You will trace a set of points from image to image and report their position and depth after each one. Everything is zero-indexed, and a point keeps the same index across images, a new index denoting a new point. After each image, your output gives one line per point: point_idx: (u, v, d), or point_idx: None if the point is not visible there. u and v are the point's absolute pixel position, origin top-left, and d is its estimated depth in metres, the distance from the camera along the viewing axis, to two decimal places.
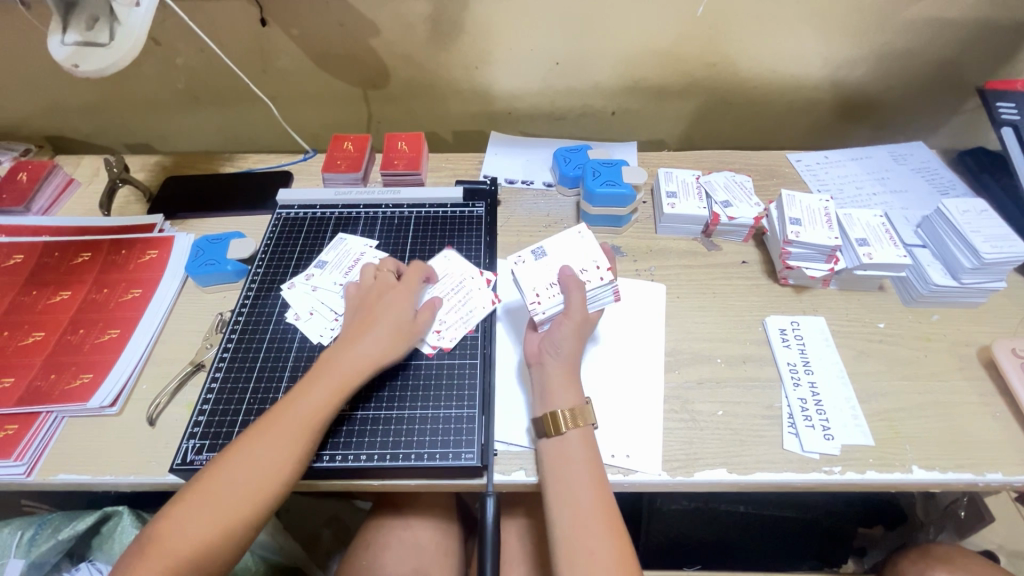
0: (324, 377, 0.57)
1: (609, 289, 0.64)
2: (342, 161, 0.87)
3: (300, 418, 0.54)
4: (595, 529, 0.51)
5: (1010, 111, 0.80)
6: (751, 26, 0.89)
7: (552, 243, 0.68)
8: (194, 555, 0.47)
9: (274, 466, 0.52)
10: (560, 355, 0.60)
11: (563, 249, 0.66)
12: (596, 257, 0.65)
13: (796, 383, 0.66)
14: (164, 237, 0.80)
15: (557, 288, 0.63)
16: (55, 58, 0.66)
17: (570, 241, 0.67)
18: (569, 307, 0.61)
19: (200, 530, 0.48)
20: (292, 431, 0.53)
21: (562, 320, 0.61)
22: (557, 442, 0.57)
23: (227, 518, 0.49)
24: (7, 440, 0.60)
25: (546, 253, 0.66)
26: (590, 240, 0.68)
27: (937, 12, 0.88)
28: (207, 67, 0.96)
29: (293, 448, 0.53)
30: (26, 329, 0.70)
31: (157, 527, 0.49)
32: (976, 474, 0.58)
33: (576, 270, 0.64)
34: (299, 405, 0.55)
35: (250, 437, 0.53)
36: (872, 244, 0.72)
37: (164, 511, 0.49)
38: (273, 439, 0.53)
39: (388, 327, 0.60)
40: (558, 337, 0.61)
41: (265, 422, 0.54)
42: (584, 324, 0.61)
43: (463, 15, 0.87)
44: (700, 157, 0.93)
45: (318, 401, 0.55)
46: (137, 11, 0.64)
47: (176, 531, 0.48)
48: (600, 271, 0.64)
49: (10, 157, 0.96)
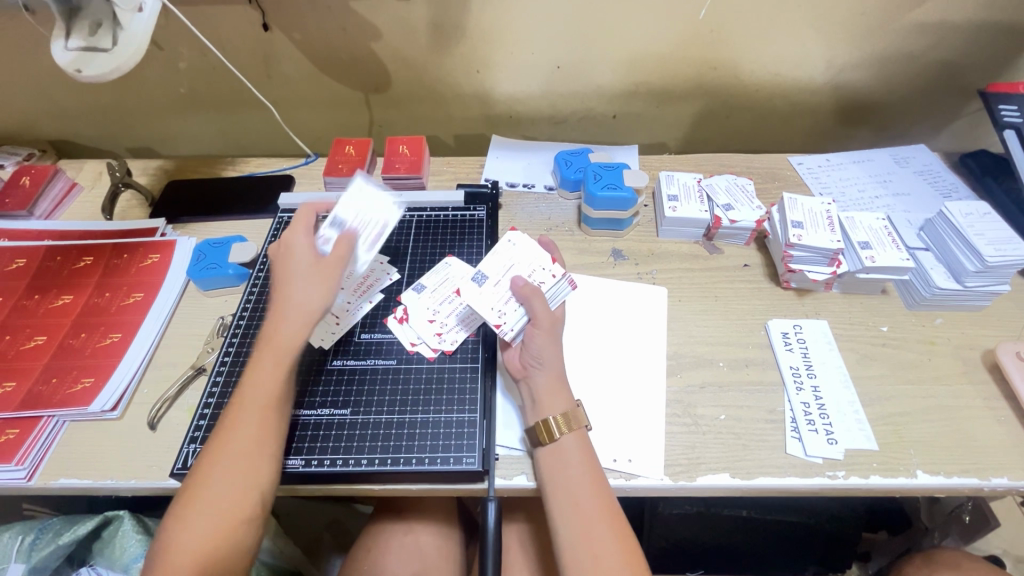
0: (267, 350, 0.55)
1: (565, 283, 0.64)
2: (343, 165, 0.87)
3: (257, 399, 0.54)
4: (599, 532, 0.51)
5: (1013, 114, 0.80)
6: (752, 29, 0.89)
7: (489, 262, 0.65)
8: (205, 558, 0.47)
9: (252, 451, 0.52)
10: (543, 365, 0.59)
11: (500, 263, 0.65)
12: (542, 260, 0.65)
13: (799, 388, 0.65)
14: (166, 242, 0.81)
15: (515, 303, 0.62)
16: (58, 64, 0.66)
17: (503, 253, 0.66)
18: (535, 316, 0.60)
19: (206, 534, 0.48)
20: (258, 414, 0.53)
21: (532, 331, 0.60)
22: (552, 449, 0.56)
23: (230, 514, 0.49)
24: (8, 444, 0.60)
25: (490, 273, 0.64)
26: (530, 241, 0.68)
27: (937, 15, 0.88)
28: (210, 71, 0.96)
29: (262, 429, 0.53)
30: (29, 332, 0.70)
31: (163, 541, 0.48)
32: (981, 479, 0.58)
33: (528, 277, 0.63)
34: (252, 386, 0.54)
35: (221, 433, 0.53)
36: (874, 247, 0.72)
37: (161, 531, 0.49)
38: (245, 427, 0.52)
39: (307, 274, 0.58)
40: (534, 349, 0.59)
41: (230, 413, 0.53)
42: (554, 326, 0.61)
43: (464, 18, 0.87)
44: (701, 160, 0.93)
45: (271, 378, 0.54)
46: (140, 17, 0.64)
47: (177, 543, 0.47)
48: (550, 271, 0.64)
49: (13, 162, 0.96)
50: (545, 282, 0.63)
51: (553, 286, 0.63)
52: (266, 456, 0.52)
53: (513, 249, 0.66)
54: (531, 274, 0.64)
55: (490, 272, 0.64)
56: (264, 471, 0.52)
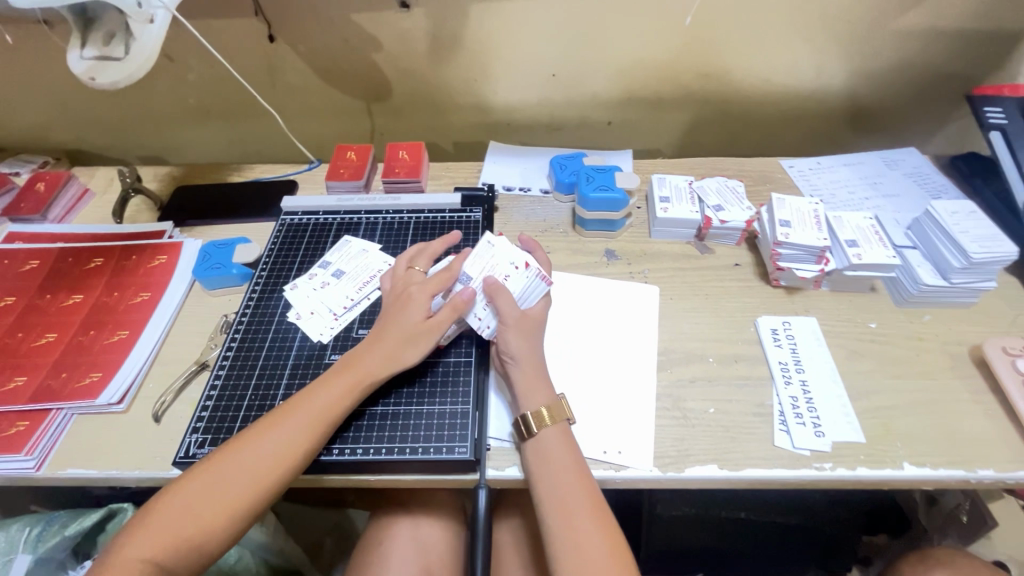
0: (346, 373, 0.59)
1: (538, 280, 0.65)
2: (345, 170, 0.90)
3: (314, 411, 0.56)
4: (583, 523, 0.53)
5: (997, 116, 0.82)
6: (742, 37, 0.91)
7: (469, 261, 0.66)
8: (194, 537, 0.49)
9: (283, 454, 0.54)
10: (516, 360, 0.61)
11: (476, 262, 0.66)
12: (515, 258, 0.66)
13: (788, 381, 0.66)
14: (173, 244, 0.83)
15: (486, 304, 0.64)
16: (73, 71, 0.68)
17: (481, 253, 0.67)
18: (502, 314, 0.62)
19: (203, 514, 0.50)
20: (308, 422, 0.56)
21: (503, 329, 0.62)
22: (536, 443, 0.58)
23: (231, 503, 0.51)
24: (18, 435, 0.62)
25: (467, 271, 0.66)
26: (508, 244, 0.69)
27: (923, 22, 0.90)
28: (217, 81, 0.99)
29: (302, 440, 0.55)
30: (40, 330, 0.72)
31: (157, 502, 0.51)
32: (968, 471, 0.59)
33: (498, 275, 0.65)
34: (313, 400, 0.57)
35: (265, 425, 0.55)
36: (861, 245, 0.73)
37: (167, 488, 0.51)
38: (289, 430, 0.55)
39: (406, 332, 0.61)
40: (504, 346, 0.61)
41: (280, 412, 0.56)
42: (523, 321, 0.63)
43: (462, 29, 0.90)
44: (694, 164, 0.95)
45: (333, 398, 0.57)
46: (151, 28, 0.66)
47: (177, 512, 0.50)
48: (524, 271, 0.65)
49: (29, 170, 1.00)
50: (517, 282, 0.64)
51: (525, 284, 0.64)
52: (290, 464, 0.54)
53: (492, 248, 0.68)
54: (504, 275, 0.65)
55: (471, 271, 0.66)
56: (276, 475, 0.53)
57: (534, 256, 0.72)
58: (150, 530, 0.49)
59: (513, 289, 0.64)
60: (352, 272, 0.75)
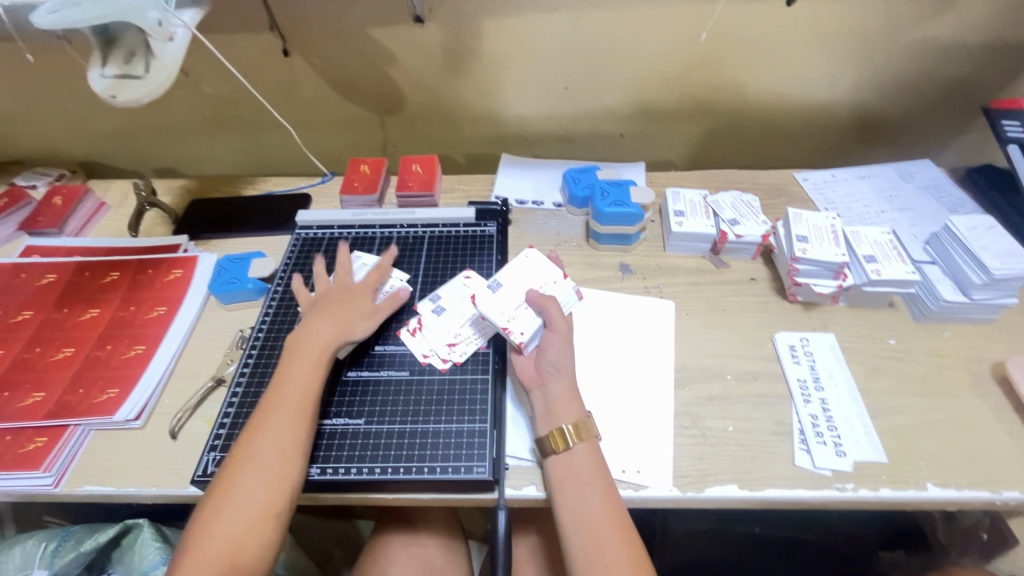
0: (302, 360, 0.60)
1: (574, 294, 0.68)
2: (358, 183, 0.90)
3: (294, 399, 0.57)
4: (608, 541, 0.52)
5: (1016, 129, 0.81)
6: (757, 49, 0.91)
7: (506, 272, 0.69)
8: (242, 550, 0.49)
9: (285, 445, 0.55)
10: (559, 369, 0.61)
11: (514, 273, 0.68)
12: (551, 271, 0.69)
13: (807, 400, 0.66)
14: (189, 257, 0.84)
15: (531, 310, 0.65)
16: (93, 90, 0.68)
17: (519, 266, 0.69)
18: (551, 321, 0.63)
19: (240, 525, 0.50)
20: (291, 411, 0.57)
21: (549, 335, 0.63)
22: (564, 457, 0.57)
23: (264, 507, 0.51)
24: (36, 451, 0.62)
25: (506, 281, 0.68)
26: (543, 258, 0.71)
27: (938, 34, 0.90)
28: (231, 94, 1.00)
29: (295, 428, 0.56)
30: (58, 345, 0.73)
31: (194, 530, 0.51)
32: (993, 492, 0.58)
33: (537, 287, 0.67)
34: (288, 391, 0.58)
35: (257, 427, 0.56)
36: (879, 261, 0.72)
37: (198, 516, 0.51)
38: (281, 424, 0.56)
39: (343, 315, 0.65)
40: (552, 354, 0.62)
41: (263, 412, 0.57)
42: (569, 332, 0.64)
43: (476, 42, 0.91)
44: (707, 177, 0.95)
45: (304, 383, 0.59)
46: (171, 45, 0.68)
47: (214, 533, 0.50)
48: (561, 285, 0.68)
49: (46, 183, 1.01)
50: (555, 292, 0.67)
51: (563, 295, 0.67)
52: (298, 454, 0.55)
53: (528, 261, 0.70)
54: (542, 286, 0.67)
55: (507, 282, 0.68)
56: (294, 468, 0.54)
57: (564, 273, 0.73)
58: (196, 554, 0.49)
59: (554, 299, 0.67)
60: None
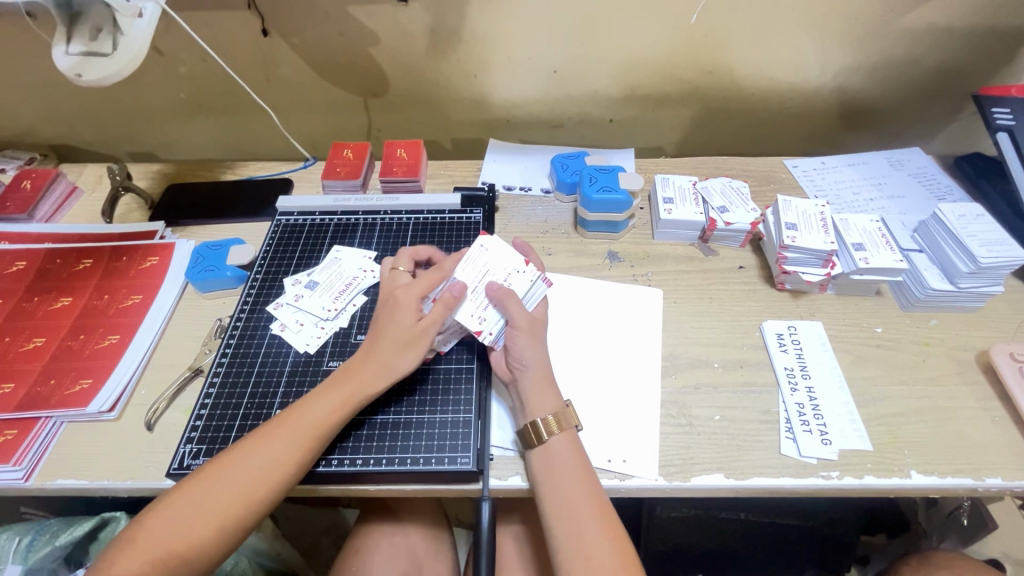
0: (339, 387, 0.57)
1: (540, 281, 0.65)
2: (341, 168, 0.88)
3: (306, 425, 0.54)
4: (591, 533, 0.51)
5: (1005, 116, 0.80)
6: (747, 33, 0.90)
7: (463, 268, 0.65)
8: (184, 552, 0.48)
9: (272, 467, 0.52)
10: (527, 365, 0.60)
11: (471, 268, 0.65)
12: (514, 260, 0.66)
13: (793, 388, 0.66)
14: (165, 244, 0.81)
15: (493, 307, 0.62)
16: (58, 67, 0.66)
17: (475, 257, 0.66)
18: (513, 320, 0.61)
19: (191, 528, 0.48)
20: (296, 439, 0.53)
21: (513, 333, 0.61)
22: (544, 450, 0.56)
23: (220, 517, 0.49)
24: (5, 445, 0.60)
25: (465, 277, 0.64)
26: (501, 244, 0.67)
27: (931, 20, 0.88)
28: (209, 75, 0.97)
29: (292, 455, 0.53)
30: (28, 334, 0.70)
31: (149, 514, 0.50)
32: (975, 479, 0.58)
33: (499, 279, 0.64)
34: (306, 414, 0.55)
35: (258, 437, 0.53)
36: (868, 248, 0.72)
37: (161, 500, 0.50)
38: (278, 445, 0.53)
39: (394, 338, 0.58)
40: (519, 352, 0.60)
41: (272, 426, 0.54)
42: (533, 326, 0.62)
43: (461, 24, 0.88)
44: (697, 163, 0.94)
45: (326, 412, 0.55)
46: (140, 22, 0.65)
47: (169, 526, 0.48)
48: (526, 273, 0.65)
49: (15, 166, 0.97)
50: (520, 283, 0.64)
51: (528, 285, 0.64)
52: (279, 480, 0.52)
53: (485, 252, 0.66)
54: (505, 278, 0.64)
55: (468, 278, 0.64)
56: (269, 487, 0.52)
57: (530, 259, 0.70)
58: (139, 545, 0.47)
59: (517, 291, 0.64)
60: (326, 282, 0.73)
